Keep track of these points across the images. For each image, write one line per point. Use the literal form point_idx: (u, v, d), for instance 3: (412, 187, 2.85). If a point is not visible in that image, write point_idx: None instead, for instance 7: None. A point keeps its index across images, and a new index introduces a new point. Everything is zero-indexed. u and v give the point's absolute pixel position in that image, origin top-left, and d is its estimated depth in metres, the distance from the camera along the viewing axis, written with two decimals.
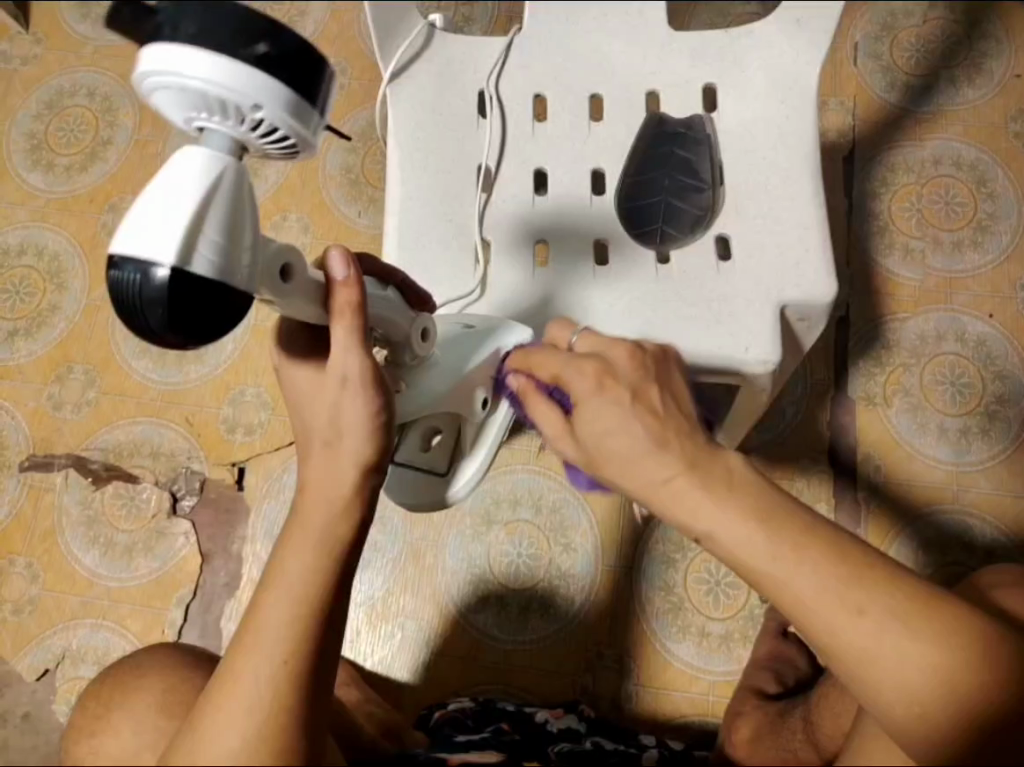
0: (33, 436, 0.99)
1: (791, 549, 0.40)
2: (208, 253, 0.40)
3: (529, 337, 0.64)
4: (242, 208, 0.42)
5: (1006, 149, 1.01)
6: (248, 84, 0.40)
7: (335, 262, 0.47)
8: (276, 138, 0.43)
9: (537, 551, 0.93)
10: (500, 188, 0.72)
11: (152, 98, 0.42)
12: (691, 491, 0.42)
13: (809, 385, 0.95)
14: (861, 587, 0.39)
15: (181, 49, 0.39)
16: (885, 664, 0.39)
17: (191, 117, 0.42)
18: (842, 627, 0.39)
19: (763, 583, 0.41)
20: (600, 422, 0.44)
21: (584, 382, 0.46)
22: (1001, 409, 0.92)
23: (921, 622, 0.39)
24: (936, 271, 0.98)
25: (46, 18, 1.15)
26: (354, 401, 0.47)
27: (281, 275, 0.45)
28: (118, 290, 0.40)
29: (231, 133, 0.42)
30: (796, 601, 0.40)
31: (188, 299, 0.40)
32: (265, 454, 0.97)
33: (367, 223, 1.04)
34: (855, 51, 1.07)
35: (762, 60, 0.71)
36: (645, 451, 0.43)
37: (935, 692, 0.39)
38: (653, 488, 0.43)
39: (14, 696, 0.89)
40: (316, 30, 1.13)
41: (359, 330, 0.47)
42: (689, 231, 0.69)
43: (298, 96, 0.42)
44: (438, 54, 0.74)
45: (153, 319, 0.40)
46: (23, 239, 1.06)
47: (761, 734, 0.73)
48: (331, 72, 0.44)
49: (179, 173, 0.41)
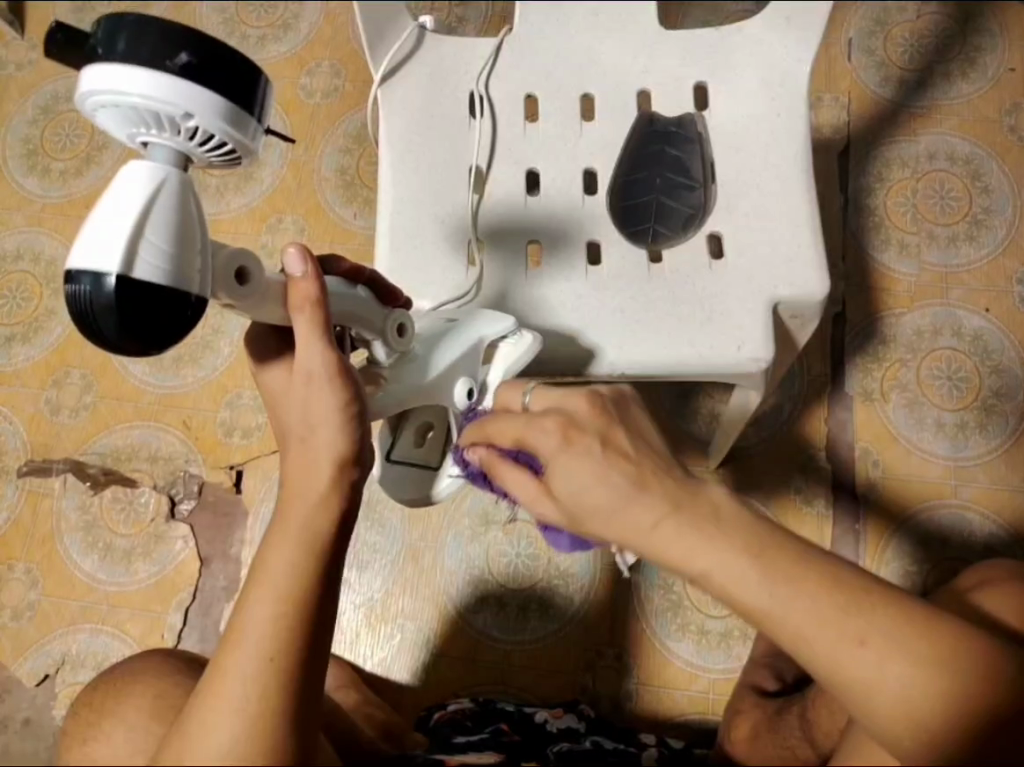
0: (30, 441, 0.99)
1: (783, 583, 0.38)
2: (155, 259, 0.40)
3: (510, 327, 0.63)
4: (193, 217, 0.42)
5: (1001, 143, 1.01)
6: (176, 92, 0.40)
7: (290, 259, 0.46)
8: (218, 148, 0.44)
9: (536, 551, 0.93)
10: (492, 188, 0.72)
11: (95, 118, 0.43)
12: (681, 536, 0.40)
13: (806, 381, 0.95)
14: (860, 614, 0.38)
15: (114, 67, 0.40)
16: (890, 688, 0.38)
17: (134, 133, 0.43)
18: (841, 658, 0.38)
19: (758, 621, 0.39)
20: (570, 476, 0.43)
21: (548, 439, 0.44)
22: (998, 403, 0.92)
23: (924, 648, 0.38)
24: (932, 266, 0.98)
25: (42, 23, 1.16)
26: (323, 394, 0.47)
27: (238, 278, 0.46)
28: (74, 302, 0.41)
29: (175, 145, 0.43)
30: (791, 633, 0.38)
31: (139, 305, 0.40)
32: (263, 456, 0.97)
33: (363, 224, 1.04)
34: (848, 47, 1.06)
35: (753, 59, 0.71)
36: (628, 495, 0.41)
37: (940, 718, 0.38)
38: (642, 536, 0.41)
39: (15, 702, 0.89)
40: (310, 32, 1.13)
41: (321, 322, 0.47)
42: (680, 230, 0.69)
43: (231, 103, 0.42)
44: (428, 55, 0.73)
45: (107, 329, 0.40)
46: (20, 244, 1.07)
47: (759, 732, 0.72)
48: (264, 81, 0.45)
49: (122, 188, 0.41)
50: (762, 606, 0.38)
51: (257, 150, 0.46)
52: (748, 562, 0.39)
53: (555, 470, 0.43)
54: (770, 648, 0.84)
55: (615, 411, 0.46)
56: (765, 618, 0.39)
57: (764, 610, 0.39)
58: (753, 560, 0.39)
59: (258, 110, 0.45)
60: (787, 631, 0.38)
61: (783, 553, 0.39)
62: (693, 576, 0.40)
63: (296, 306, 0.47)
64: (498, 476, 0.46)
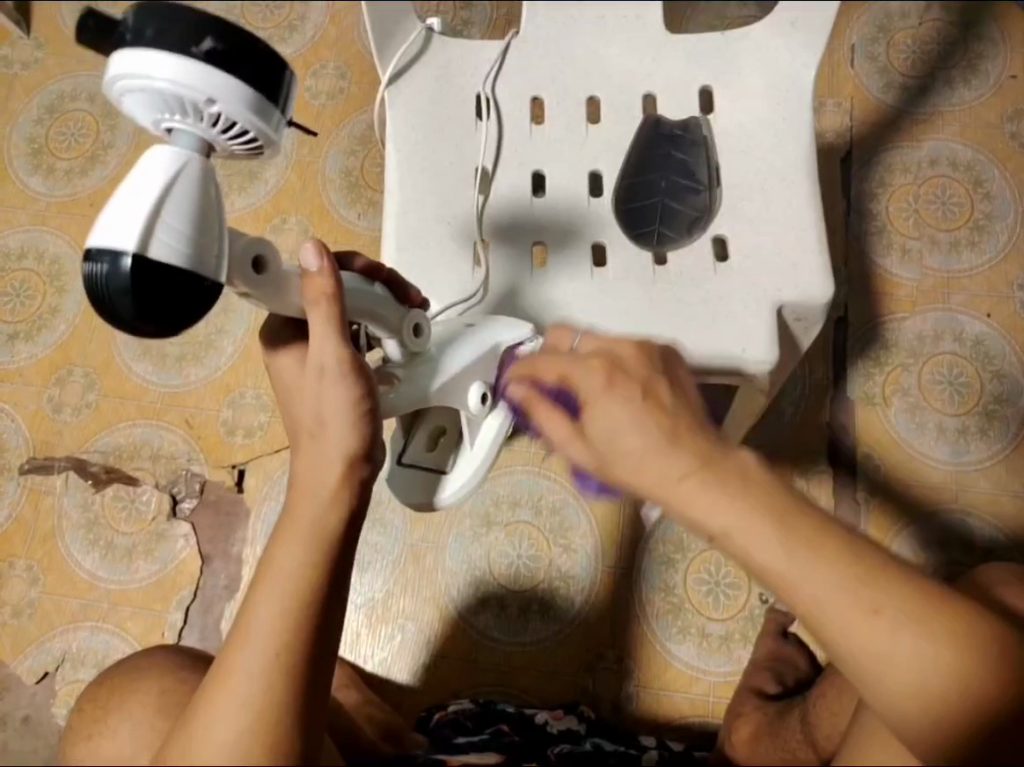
0: (32, 439, 0.99)
1: (805, 551, 0.38)
2: (172, 240, 0.41)
3: (528, 334, 0.64)
4: (210, 200, 0.43)
5: (1002, 150, 1.01)
6: (201, 78, 0.41)
7: (308, 252, 0.47)
8: (241, 137, 0.44)
9: (537, 552, 0.93)
10: (497, 189, 0.72)
11: (122, 102, 0.44)
12: (705, 492, 0.40)
13: (808, 385, 0.95)
14: (877, 586, 0.38)
15: (141, 52, 0.41)
16: (892, 662, 0.38)
17: (159, 119, 0.43)
18: (856, 629, 0.38)
19: (775, 586, 0.39)
20: (608, 420, 0.43)
21: (592, 379, 0.44)
22: (999, 407, 0.92)
23: (931, 619, 0.38)
24: (933, 270, 0.98)
25: (47, 22, 1.16)
26: (336, 388, 0.47)
27: (254, 266, 0.46)
28: (91, 282, 0.41)
29: (198, 132, 0.43)
30: (806, 603, 0.38)
31: (152, 284, 0.40)
32: (265, 455, 0.97)
33: (367, 225, 1.05)
34: (851, 53, 1.07)
35: (759, 64, 0.71)
36: (658, 446, 0.41)
37: (945, 688, 0.38)
38: (667, 485, 0.41)
39: (13, 700, 0.89)
40: (315, 34, 1.13)
41: (336, 317, 0.48)
42: (686, 233, 0.69)
43: (255, 92, 0.43)
44: (436, 58, 0.74)
45: (122, 308, 0.40)
46: (24, 242, 1.07)
47: (760, 734, 0.72)
48: (288, 71, 0.45)
49: (145, 170, 0.41)
50: (780, 569, 0.38)
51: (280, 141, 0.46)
52: (767, 516, 0.39)
53: (594, 414, 0.43)
54: (770, 654, 0.84)
55: (661, 359, 0.45)
56: (783, 584, 0.38)
57: (778, 577, 0.38)
58: (778, 527, 0.38)
59: (282, 102, 0.45)
60: (800, 599, 0.38)
61: (806, 520, 0.39)
62: (713, 534, 0.40)
63: (312, 300, 0.47)
64: (535, 414, 0.47)
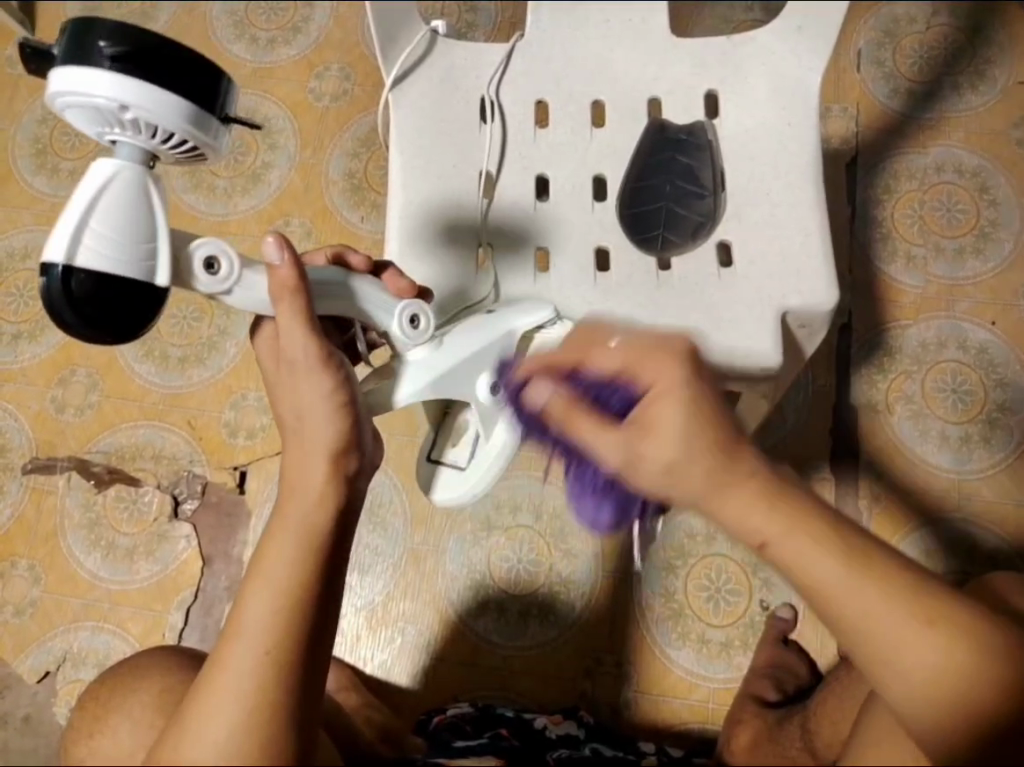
0: (36, 438, 0.99)
1: (861, 568, 0.41)
2: (114, 257, 0.44)
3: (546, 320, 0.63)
4: (150, 216, 0.46)
5: (1008, 157, 1.01)
6: (128, 93, 0.43)
7: (268, 246, 0.47)
8: (182, 146, 0.46)
9: (537, 557, 0.93)
10: (501, 193, 0.72)
11: (66, 117, 0.46)
12: (768, 507, 0.41)
13: (811, 391, 0.95)
14: (926, 602, 0.41)
15: (72, 71, 0.43)
16: (945, 674, 0.41)
17: (102, 132, 0.46)
18: (911, 641, 0.41)
19: (827, 601, 0.41)
20: (672, 426, 0.42)
21: (652, 387, 0.43)
22: (1002, 416, 0.92)
23: (974, 634, 0.41)
24: (937, 278, 0.98)
25: (50, 20, 1.15)
26: (306, 382, 0.48)
27: (210, 268, 0.48)
28: (44, 294, 0.44)
29: (140, 144, 0.46)
30: (859, 615, 0.41)
31: (99, 300, 0.44)
32: (267, 457, 0.97)
33: (370, 229, 1.05)
34: (857, 57, 1.06)
35: (764, 69, 0.71)
36: (724, 461, 0.41)
37: (990, 696, 0.41)
38: (726, 498, 0.41)
39: (14, 699, 0.89)
40: (319, 36, 1.13)
41: (301, 310, 0.48)
42: (689, 238, 0.69)
43: (189, 102, 0.44)
44: (439, 61, 0.73)
45: (71, 320, 0.44)
46: (28, 243, 1.07)
47: (759, 741, 0.72)
48: (224, 78, 0.47)
49: (83, 183, 0.45)
50: (835, 589, 0.41)
51: (222, 146, 0.48)
52: (828, 536, 0.41)
53: (657, 419, 0.42)
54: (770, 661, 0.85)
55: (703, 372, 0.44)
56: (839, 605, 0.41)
57: (833, 594, 0.41)
58: (837, 542, 0.41)
59: (220, 109, 0.47)
60: (858, 614, 0.41)
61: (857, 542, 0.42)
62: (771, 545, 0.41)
63: (277, 293, 0.48)
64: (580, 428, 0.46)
